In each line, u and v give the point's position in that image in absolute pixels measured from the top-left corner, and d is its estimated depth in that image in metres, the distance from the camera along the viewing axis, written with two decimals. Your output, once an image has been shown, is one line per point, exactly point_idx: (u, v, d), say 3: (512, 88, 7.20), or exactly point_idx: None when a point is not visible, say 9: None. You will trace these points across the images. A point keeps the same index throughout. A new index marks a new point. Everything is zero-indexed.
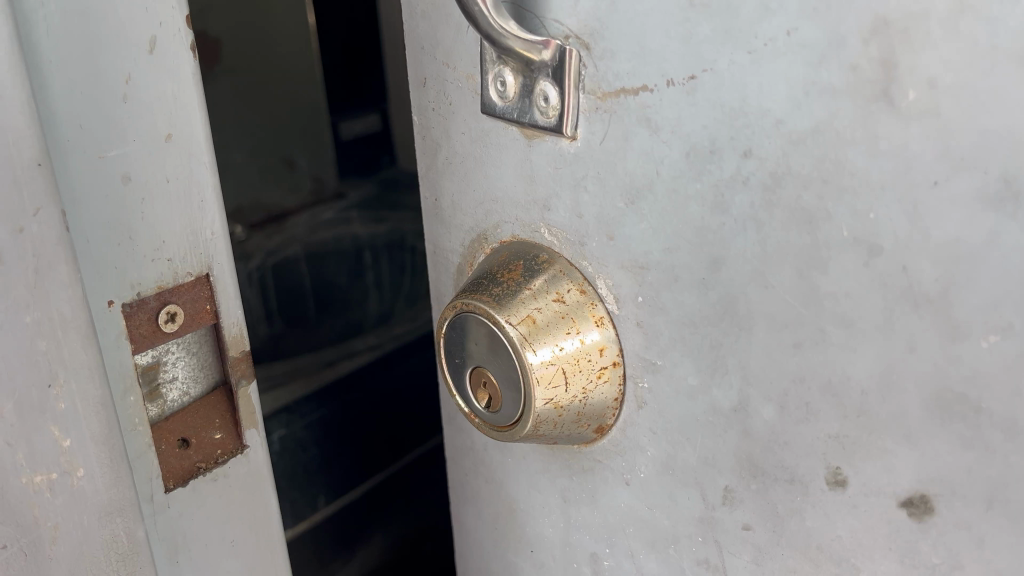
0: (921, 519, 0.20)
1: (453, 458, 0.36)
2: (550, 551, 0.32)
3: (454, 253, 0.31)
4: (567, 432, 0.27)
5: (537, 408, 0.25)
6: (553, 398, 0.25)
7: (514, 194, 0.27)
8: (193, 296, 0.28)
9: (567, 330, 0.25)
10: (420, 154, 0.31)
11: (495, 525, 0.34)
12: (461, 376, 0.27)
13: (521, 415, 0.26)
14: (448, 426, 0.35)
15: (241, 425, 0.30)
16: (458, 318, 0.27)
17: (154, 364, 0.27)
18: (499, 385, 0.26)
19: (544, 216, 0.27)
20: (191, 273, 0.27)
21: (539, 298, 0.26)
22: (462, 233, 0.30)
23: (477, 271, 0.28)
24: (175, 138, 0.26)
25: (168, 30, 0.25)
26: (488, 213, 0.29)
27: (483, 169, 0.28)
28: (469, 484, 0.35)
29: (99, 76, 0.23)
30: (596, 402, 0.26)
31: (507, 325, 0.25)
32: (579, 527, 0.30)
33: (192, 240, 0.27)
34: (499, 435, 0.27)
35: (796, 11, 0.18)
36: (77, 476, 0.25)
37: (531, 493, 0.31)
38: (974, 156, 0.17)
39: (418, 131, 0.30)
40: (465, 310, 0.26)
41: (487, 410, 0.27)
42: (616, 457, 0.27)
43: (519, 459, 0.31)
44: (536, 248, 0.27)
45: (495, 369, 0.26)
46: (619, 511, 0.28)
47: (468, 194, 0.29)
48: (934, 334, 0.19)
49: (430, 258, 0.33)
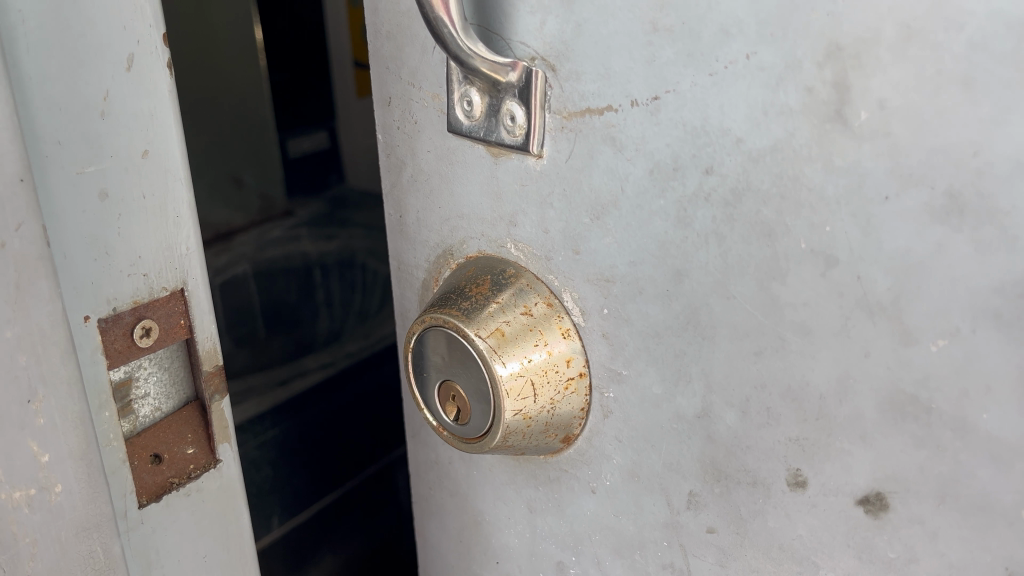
0: (877, 515, 0.21)
1: (417, 473, 0.36)
2: (517, 564, 0.32)
3: (419, 269, 0.31)
4: (535, 443, 0.27)
5: (507, 419, 0.26)
6: (522, 410, 0.26)
7: (481, 210, 0.28)
8: (168, 311, 0.27)
9: (534, 342, 0.26)
10: (384, 172, 0.31)
11: (461, 538, 0.35)
12: (429, 390, 0.28)
13: (490, 426, 0.26)
14: (413, 441, 0.36)
15: (215, 440, 0.30)
16: (427, 333, 0.27)
17: (126, 380, 0.27)
18: (468, 398, 0.27)
19: (510, 232, 0.27)
20: (167, 288, 0.27)
21: (507, 311, 0.26)
22: (428, 249, 0.31)
23: (445, 286, 0.29)
24: (152, 155, 0.26)
25: (146, 48, 0.25)
26: (454, 229, 0.29)
27: (449, 185, 0.29)
28: (434, 498, 0.35)
29: (79, 93, 0.23)
30: (562, 413, 0.27)
31: (475, 338, 0.25)
32: (545, 536, 0.30)
33: (168, 255, 0.27)
34: (467, 446, 0.27)
35: (754, 37, 0.20)
36: (55, 491, 0.24)
37: (498, 505, 0.32)
38: (921, 173, 0.18)
39: (383, 149, 0.31)
40: (434, 324, 0.27)
41: (456, 422, 0.27)
42: (582, 467, 0.28)
43: (486, 471, 0.32)
44: (503, 263, 0.28)
45: (463, 382, 0.27)
46: (586, 520, 0.29)
47: (433, 210, 0.30)
48: (887, 340, 0.20)
49: (395, 274, 0.33)
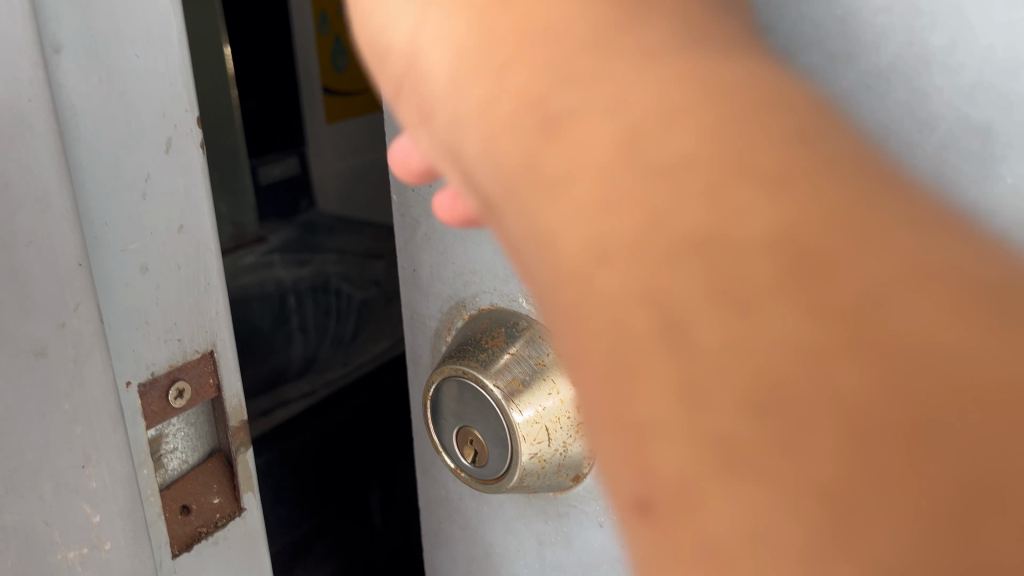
0: None
1: (427, 507, 0.38)
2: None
3: (431, 319, 0.34)
4: (549, 481, 0.29)
5: (524, 462, 0.28)
6: (537, 453, 0.28)
7: (492, 267, 0.30)
8: (198, 372, 0.29)
9: (548, 389, 0.28)
10: (399, 229, 0.33)
11: (471, 568, 0.37)
12: (448, 434, 0.30)
13: (508, 468, 0.28)
14: (423, 478, 0.38)
15: (240, 489, 0.32)
16: (448, 383, 0.29)
17: (157, 437, 0.29)
18: (487, 442, 0.29)
19: (521, 287, 0.29)
20: (198, 351, 0.29)
21: (521, 362, 0.28)
22: (441, 300, 0.33)
23: (461, 337, 0.31)
24: (186, 229, 0.27)
25: (181, 130, 0.27)
26: (467, 283, 0.31)
27: (463, 244, 0.31)
28: (443, 532, 0.38)
29: (123, 176, 0.25)
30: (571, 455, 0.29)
31: (494, 388, 0.28)
32: (554, 567, 0.33)
33: (199, 321, 0.28)
34: (481, 482, 0.30)
35: None
36: (104, 548, 0.25)
37: (508, 537, 0.34)
38: None
39: (398, 208, 0.33)
40: (455, 375, 0.29)
41: (474, 464, 0.30)
42: (590, 503, 0.30)
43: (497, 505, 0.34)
44: (516, 316, 0.30)
45: (481, 427, 0.29)
46: (594, 551, 0.31)
47: (447, 266, 0.32)
48: None
49: (408, 321, 0.35)
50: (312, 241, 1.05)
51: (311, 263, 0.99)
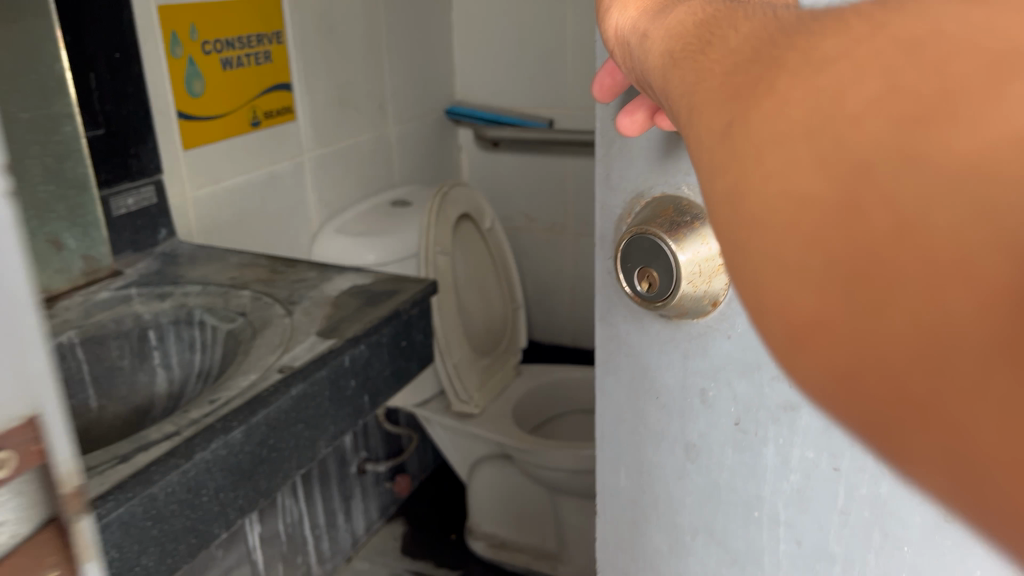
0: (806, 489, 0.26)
1: (602, 342, 0.47)
2: (659, 402, 0.45)
3: (617, 206, 0.43)
4: (693, 306, 0.40)
5: (682, 287, 0.39)
6: (693, 281, 0.39)
7: (665, 165, 0.40)
8: (24, 439, 0.27)
9: (703, 238, 0.39)
10: (598, 138, 0.43)
11: (634, 385, 0.46)
12: (630, 276, 0.41)
13: (671, 292, 0.39)
14: (599, 320, 0.47)
15: (77, 560, 0.30)
16: (634, 239, 0.40)
17: None
18: (656, 277, 0.40)
19: (686, 177, 0.40)
20: (21, 417, 0.27)
21: (688, 224, 0.39)
22: (625, 192, 0.43)
23: (643, 214, 0.41)
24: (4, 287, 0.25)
25: None
26: (646, 179, 0.42)
27: (641, 149, 0.41)
28: (608, 357, 0.47)
29: None
30: (716, 288, 0.39)
31: (669, 239, 0.39)
32: (694, 369, 0.42)
33: (20, 386, 0.26)
34: (654, 307, 0.41)
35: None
36: None
37: (661, 355, 0.44)
38: None
39: (599, 126, 0.43)
40: (640, 233, 0.40)
41: (647, 292, 0.40)
42: (724, 322, 0.40)
43: (643, 335, 0.44)
44: (682, 198, 0.40)
45: (654, 267, 0.39)
46: (722, 353, 0.41)
47: (630, 170, 0.42)
48: None
49: (598, 211, 0.45)
50: (174, 272, 1.01)
51: (170, 299, 0.93)
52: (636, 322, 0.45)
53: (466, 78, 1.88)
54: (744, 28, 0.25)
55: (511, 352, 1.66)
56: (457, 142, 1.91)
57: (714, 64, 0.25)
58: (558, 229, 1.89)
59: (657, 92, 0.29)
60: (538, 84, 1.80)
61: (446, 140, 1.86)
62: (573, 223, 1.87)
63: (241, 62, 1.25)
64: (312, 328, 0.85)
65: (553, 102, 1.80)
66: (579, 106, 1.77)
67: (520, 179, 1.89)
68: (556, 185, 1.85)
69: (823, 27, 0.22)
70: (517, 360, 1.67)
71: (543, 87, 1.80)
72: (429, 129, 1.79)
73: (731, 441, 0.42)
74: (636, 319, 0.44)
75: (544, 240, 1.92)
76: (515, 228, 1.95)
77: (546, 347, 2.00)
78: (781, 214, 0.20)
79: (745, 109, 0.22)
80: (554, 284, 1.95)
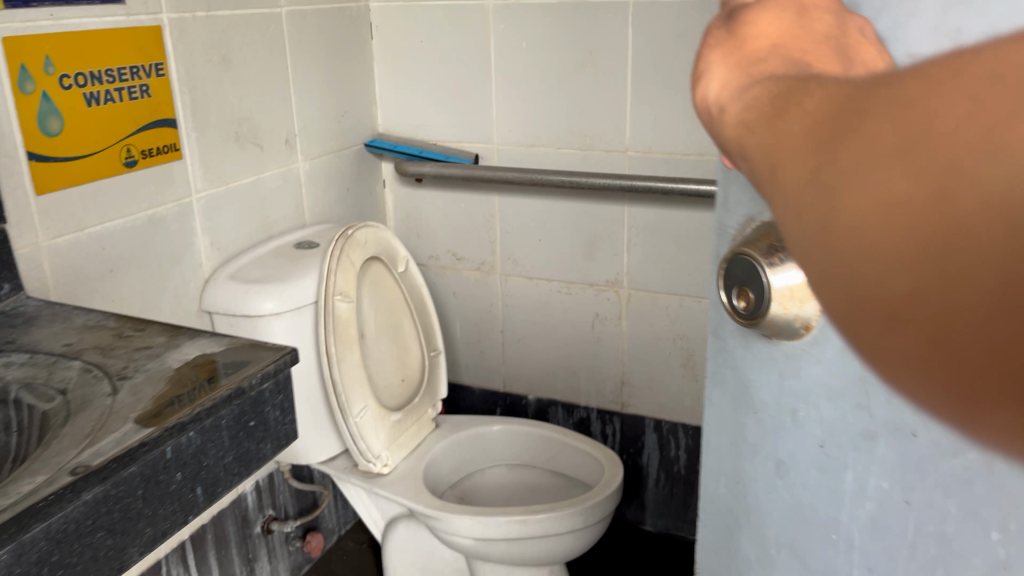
0: None
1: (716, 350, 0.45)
2: (758, 400, 0.42)
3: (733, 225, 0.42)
4: (785, 330, 0.38)
5: (773, 312, 0.38)
6: (784, 305, 0.37)
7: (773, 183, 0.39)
8: None
9: None
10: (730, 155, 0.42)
11: (737, 394, 0.44)
12: (731, 294, 0.40)
13: (762, 314, 0.38)
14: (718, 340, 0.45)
15: None
16: (736, 257, 0.40)
17: None
18: (749, 298, 0.39)
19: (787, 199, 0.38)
20: None
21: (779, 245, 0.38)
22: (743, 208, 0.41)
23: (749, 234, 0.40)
24: None
25: None
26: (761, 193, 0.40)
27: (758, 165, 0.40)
28: (718, 365, 0.45)
29: None
30: (811, 312, 0.37)
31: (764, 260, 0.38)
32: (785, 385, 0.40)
33: None
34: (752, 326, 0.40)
35: None
36: None
37: (759, 367, 0.42)
38: None
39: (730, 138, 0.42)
40: (740, 252, 0.39)
41: (744, 313, 0.40)
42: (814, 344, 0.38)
43: (739, 350, 0.43)
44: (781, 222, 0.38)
45: (750, 289, 0.39)
46: (814, 373, 0.38)
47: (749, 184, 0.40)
48: None
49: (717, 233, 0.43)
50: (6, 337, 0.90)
51: None
52: (732, 339, 0.43)
53: (387, 110, 1.75)
54: (819, 91, 0.27)
55: (428, 404, 1.54)
56: (378, 177, 1.79)
57: (800, 116, 0.27)
58: (486, 269, 1.76)
59: (737, 158, 0.31)
60: (462, 117, 1.68)
61: (365, 175, 1.74)
62: (501, 263, 1.74)
63: (111, 97, 1.15)
64: (133, 412, 0.75)
65: (478, 136, 1.68)
66: (506, 141, 1.66)
67: (445, 217, 1.76)
68: (483, 222, 1.73)
69: (905, 69, 0.24)
70: (435, 411, 1.55)
71: (467, 120, 1.68)
72: (343, 164, 1.67)
73: (816, 462, 0.39)
74: (734, 333, 0.43)
75: (472, 280, 1.78)
76: (441, 268, 1.81)
77: (477, 394, 1.87)
78: (877, 223, 0.23)
79: (835, 147, 0.25)
80: (484, 328, 1.81)
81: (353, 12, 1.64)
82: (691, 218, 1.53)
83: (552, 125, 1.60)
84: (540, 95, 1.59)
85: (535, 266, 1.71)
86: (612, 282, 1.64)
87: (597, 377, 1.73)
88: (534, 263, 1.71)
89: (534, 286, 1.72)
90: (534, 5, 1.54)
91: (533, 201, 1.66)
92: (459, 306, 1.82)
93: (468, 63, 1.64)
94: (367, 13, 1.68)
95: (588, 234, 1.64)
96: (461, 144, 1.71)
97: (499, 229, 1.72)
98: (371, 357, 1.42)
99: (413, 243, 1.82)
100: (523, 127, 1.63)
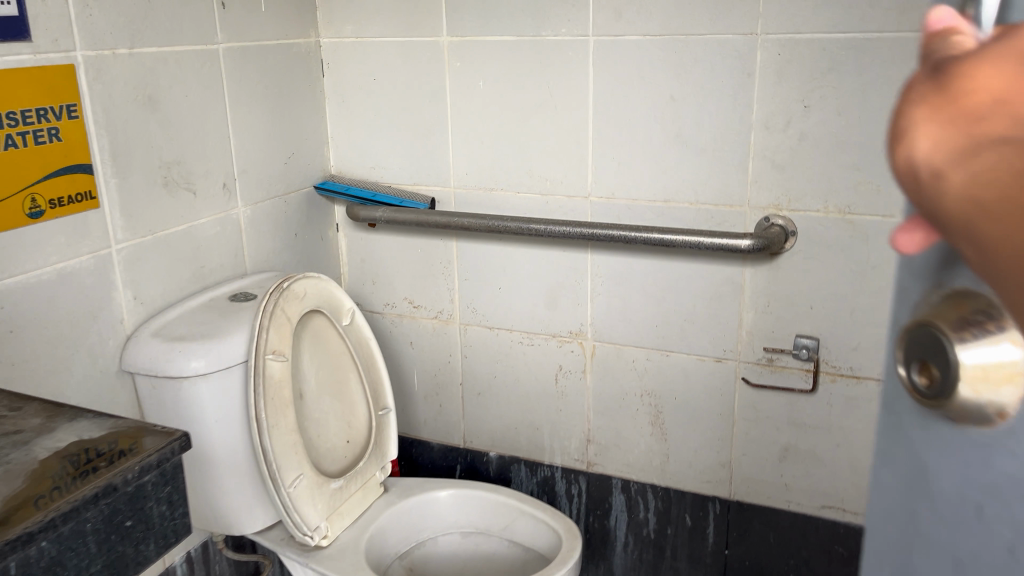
0: None
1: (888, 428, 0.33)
2: (916, 493, 0.31)
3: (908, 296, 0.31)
4: (980, 420, 0.27)
5: (961, 394, 0.28)
6: (978, 387, 0.27)
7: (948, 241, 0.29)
8: None
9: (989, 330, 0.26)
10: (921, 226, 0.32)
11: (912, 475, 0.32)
12: (908, 368, 0.30)
13: (946, 394, 0.28)
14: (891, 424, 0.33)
15: None
16: (917, 324, 0.29)
17: None
18: (935, 369, 0.28)
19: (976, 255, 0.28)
20: None
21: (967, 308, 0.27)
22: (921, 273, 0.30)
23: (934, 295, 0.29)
24: None
25: None
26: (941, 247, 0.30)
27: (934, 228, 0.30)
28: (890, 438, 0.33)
29: None
30: (1009, 396, 0.26)
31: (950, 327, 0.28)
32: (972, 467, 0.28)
33: None
34: (929, 411, 0.30)
35: None
36: None
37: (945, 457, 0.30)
38: None
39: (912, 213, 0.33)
40: (924, 318, 0.29)
41: (924, 388, 0.29)
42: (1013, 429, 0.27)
43: (893, 429, 0.33)
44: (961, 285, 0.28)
45: (936, 360, 0.28)
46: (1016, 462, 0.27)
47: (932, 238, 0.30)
48: None
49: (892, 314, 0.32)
50: None
51: None
52: (880, 419, 0.33)
53: (340, 150, 1.66)
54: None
55: (376, 466, 1.42)
56: (330, 220, 1.69)
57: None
58: (445, 318, 1.65)
59: (960, 235, 0.23)
60: (417, 158, 1.59)
61: (315, 219, 1.64)
62: (460, 312, 1.64)
63: (12, 142, 1.05)
64: None
65: (434, 178, 1.59)
66: (463, 184, 1.56)
67: (400, 263, 1.66)
68: (440, 269, 1.63)
69: None
70: (384, 474, 1.44)
71: (423, 162, 1.59)
72: (290, 207, 1.57)
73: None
74: (885, 412, 0.33)
75: (429, 329, 1.68)
76: (397, 316, 1.70)
77: (436, 450, 1.75)
78: None
79: None
80: (442, 380, 1.70)
81: (301, 48, 1.55)
82: (658, 267, 1.44)
83: (510, 167, 1.51)
84: (497, 136, 1.50)
85: (495, 316, 1.61)
86: (576, 334, 1.54)
87: (562, 434, 1.62)
88: (494, 313, 1.60)
89: (495, 336, 1.62)
90: (490, 42, 1.45)
91: (492, 247, 1.56)
92: (417, 356, 1.71)
93: (423, 101, 1.55)
94: (317, 50, 1.60)
95: (550, 283, 1.54)
96: (417, 187, 1.61)
97: (457, 276, 1.62)
98: (310, 418, 1.31)
99: (368, 290, 1.71)
100: (481, 169, 1.54)
